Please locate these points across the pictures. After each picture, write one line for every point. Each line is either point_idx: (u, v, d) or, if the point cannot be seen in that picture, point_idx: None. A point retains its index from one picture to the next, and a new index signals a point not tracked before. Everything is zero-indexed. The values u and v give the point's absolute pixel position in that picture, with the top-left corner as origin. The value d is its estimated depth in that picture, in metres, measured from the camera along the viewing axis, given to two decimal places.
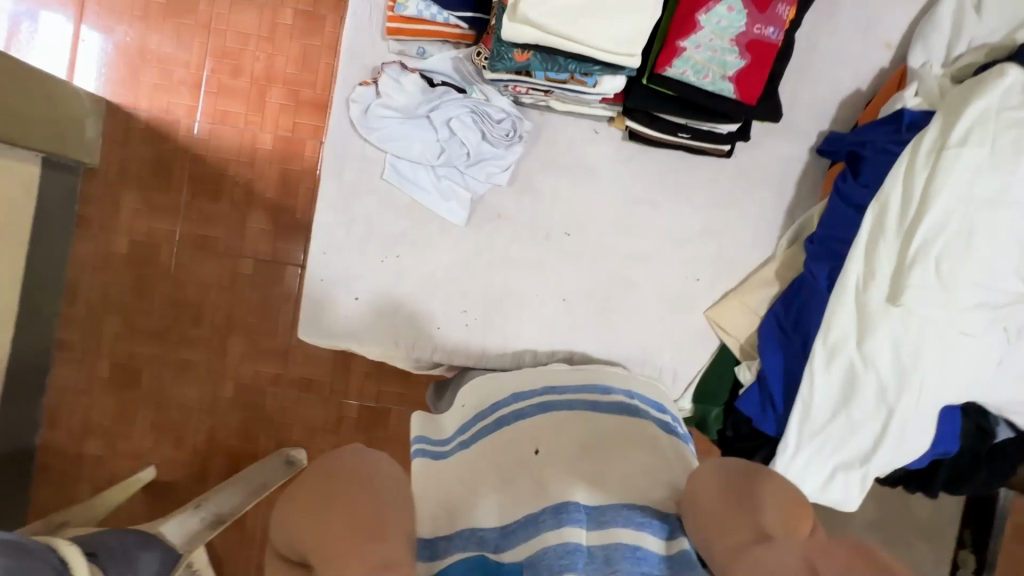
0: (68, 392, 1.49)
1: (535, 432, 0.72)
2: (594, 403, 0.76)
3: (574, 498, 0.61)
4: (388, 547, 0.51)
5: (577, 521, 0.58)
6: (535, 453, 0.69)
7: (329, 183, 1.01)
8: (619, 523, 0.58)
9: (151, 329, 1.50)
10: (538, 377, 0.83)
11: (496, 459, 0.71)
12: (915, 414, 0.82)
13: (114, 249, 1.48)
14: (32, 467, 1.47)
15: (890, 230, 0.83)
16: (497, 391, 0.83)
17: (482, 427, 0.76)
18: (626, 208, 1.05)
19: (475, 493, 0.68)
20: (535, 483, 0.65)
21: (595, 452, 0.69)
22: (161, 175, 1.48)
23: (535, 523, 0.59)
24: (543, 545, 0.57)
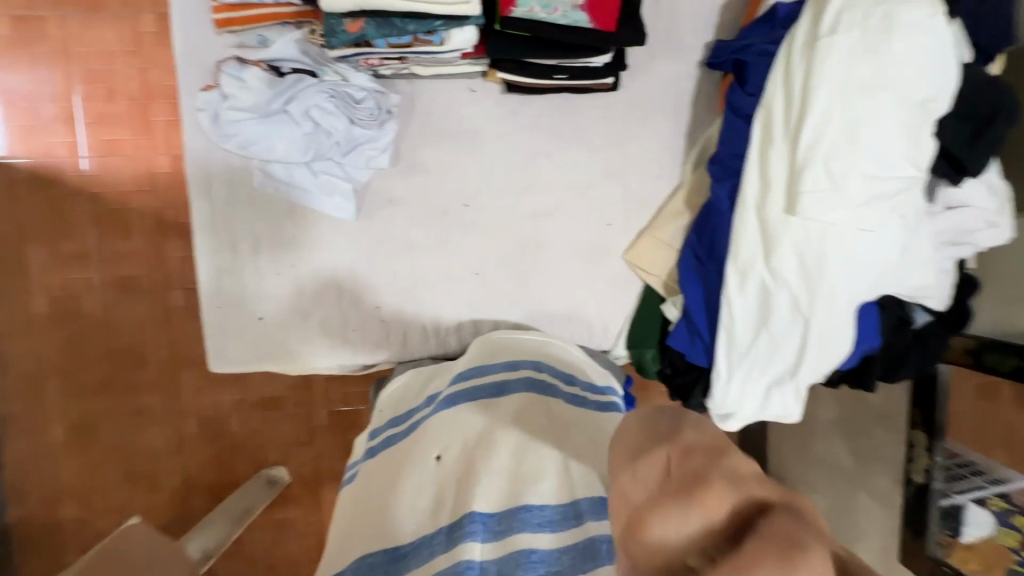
0: (22, 464, 1.43)
1: (434, 432, 0.68)
2: (502, 383, 0.74)
3: (470, 508, 0.58)
4: None
5: (472, 535, 0.56)
6: (436, 459, 0.66)
7: (204, 204, 0.94)
8: (518, 528, 0.57)
9: (91, 384, 1.43)
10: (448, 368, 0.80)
11: (399, 467, 0.67)
12: (832, 321, 0.80)
13: (33, 310, 1.40)
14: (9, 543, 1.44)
15: (778, 137, 0.79)
16: (410, 398, 0.81)
17: (392, 436, 0.74)
18: (525, 165, 1.00)
19: (376, 509, 0.64)
20: (439, 494, 0.63)
21: (495, 440, 0.66)
22: (59, 222, 1.37)
23: (429, 547, 0.58)
24: (434, 571, 0.55)
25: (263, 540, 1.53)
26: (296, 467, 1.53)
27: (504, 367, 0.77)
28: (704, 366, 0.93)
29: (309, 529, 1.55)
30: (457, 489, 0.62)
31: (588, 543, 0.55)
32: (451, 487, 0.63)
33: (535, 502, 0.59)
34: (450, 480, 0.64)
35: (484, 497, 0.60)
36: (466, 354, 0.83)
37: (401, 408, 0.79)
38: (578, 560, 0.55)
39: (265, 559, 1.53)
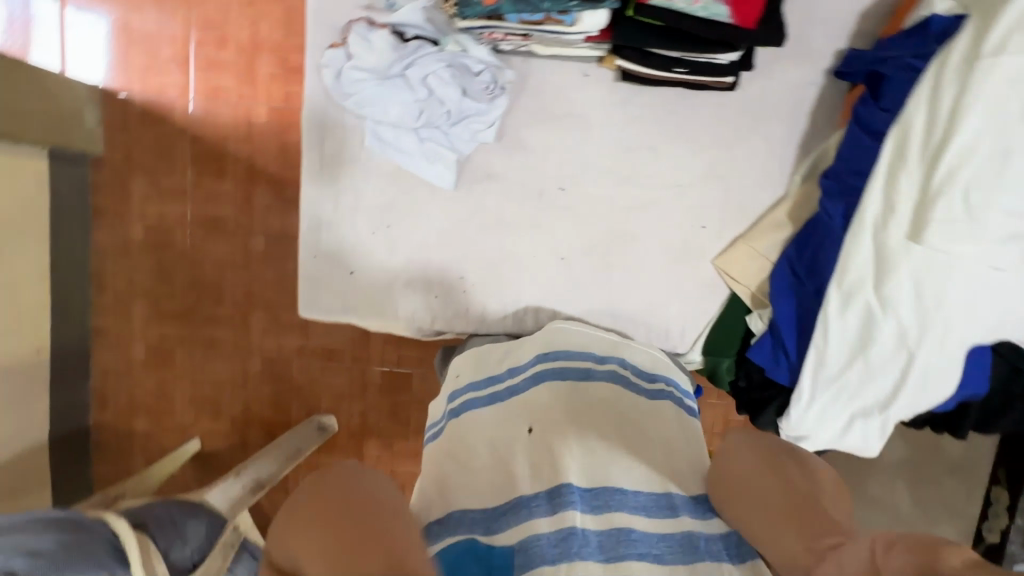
0: (109, 374, 1.57)
1: (526, 406, 0.72)
2: (589, 370, 0.77)
3: (569, 479, 0.61)
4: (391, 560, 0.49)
5: (571, 504, 0.58)
6: (528, 431, 0.69)
7: (312, 157, 0.98)
8: (616, 507, 0.60)
9: (174, 310, 1.54)
10: (532, 344, 0.82)
11: (486, 431, 0.70)
12: (939, 357, 0.77)
13: (131, 236, 1.51)
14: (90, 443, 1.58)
15: (913, 158, 0.74)
16: (490, 363, 0.82)
17: (475, 399, 0.76)
18: (624, 156, 0.98)
19: (464, 468, 0.68)
20: (530, 462, 0.65)
21: (587, 424, 0.69)
22: (164, 158, 1.47)
23: (527, 510, 0.60)
24: (536, 530, 0.57)
25: None
26: (346, 418, 1.60)
27: (591, 357, 0.80)
28: (785, 384, 0.91)
29: None
30: (551, 461, 0.65)
31: (687, 534, 0.58)
32: (543, 458, 0.65)
33: (628, 486, 0.63)
34: (542, 451, 0.66)
35: (579, 473, 0.63)
36: (550, 330, 0.84)
37: (479, 372, 0.81)
38: (679, 550, 0.56)
39: None
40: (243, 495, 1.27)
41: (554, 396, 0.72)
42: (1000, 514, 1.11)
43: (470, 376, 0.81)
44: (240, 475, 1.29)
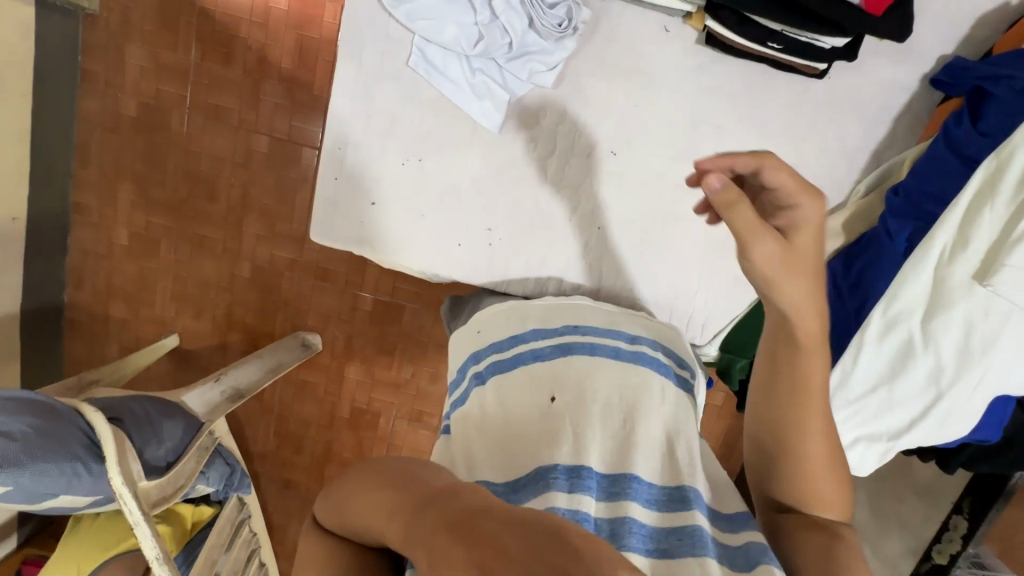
0: (88, 255, 1.48)
1: (552, 378, 0.73)
2: (617, 350, 0.75)
3: (588, 462, 0.64)
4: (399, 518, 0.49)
5: (587, 489, 0.61)
6: (551, 401, 0.71)
7: (347, 66, 0.87)
8: (627, 494, 0.62)
9: (165, 200, 1.44)
10: (561, 313, 0.82)
11: (514, 398, 0.73)
12: (965, 402, 0.76)
13: (122, 109, 1.37)
14: (62, 321, 1.52)
15: (1002, 195, 0.70)
16: (517, 322, 0.82)
17: (499, 362, 0.77)
18: (687, 129, 0.90)
19: (491, 432, 0.71)
20: (551, 431, 0.68)
21: (609, 403, 0.70)
22: (166, 29, 1.32)
23: (546, 480, 0.62)
24: (553, 503, 0.59)
25: (286, 393, 1.61)
26: (331, 340, 1.56)
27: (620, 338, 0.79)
28: None
29: (328, 397, 1.61)
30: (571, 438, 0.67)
31: (693, 529, 0.58)
32: (560, 432, 0.67)
33: (645, 476, 0.65)
34: (564, 420, 0.69)
35: (600, 458, 0.66)
36: (581, 305, 0.83)
37: (502, 332, 0.81)
38: (683, 542, 0.57)
39: (285, 411, 1.62)
40: (222, 401, 1.28)
41: (579, 367, 0.74)
42: (954, 539, 1.17)
43: (496, 334, 0.82)
44: (219, 380, 1.30)
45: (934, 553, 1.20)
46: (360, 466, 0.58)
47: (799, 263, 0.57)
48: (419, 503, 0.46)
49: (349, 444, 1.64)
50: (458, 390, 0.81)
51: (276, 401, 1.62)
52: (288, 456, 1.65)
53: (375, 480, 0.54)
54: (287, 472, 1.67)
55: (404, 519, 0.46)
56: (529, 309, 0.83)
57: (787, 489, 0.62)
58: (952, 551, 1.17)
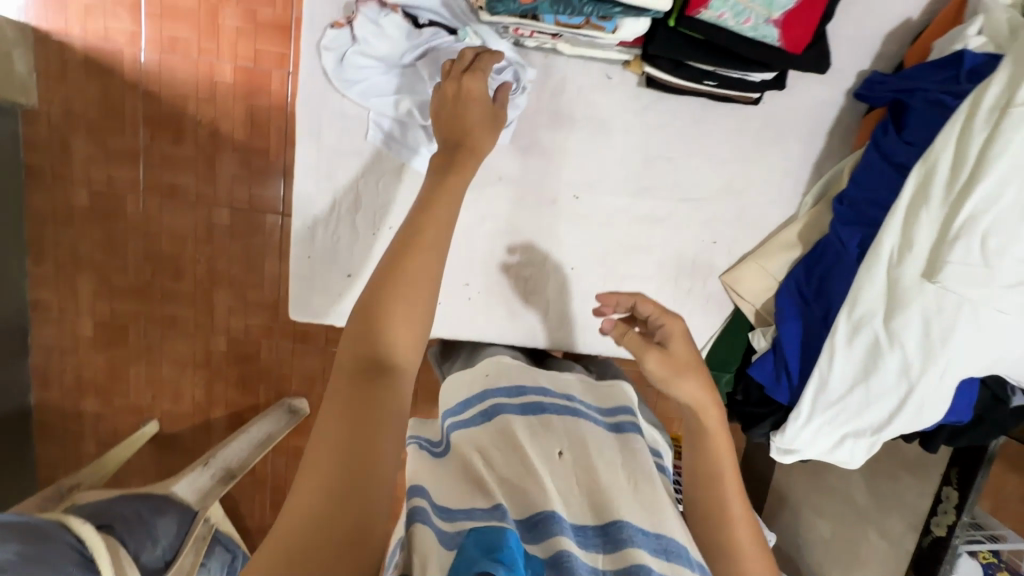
0: (53, 352, 1.43)
1: (562, 433, 0.69)
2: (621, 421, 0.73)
3: (615, 514, 0.59)
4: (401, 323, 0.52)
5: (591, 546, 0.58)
6: (559, 455, 0.67)
7: (306, 144, 0.89)
8: (629, 540, 0.57)
9: (130, 286, 1.41)
10: (561, 380, 0.80)
11: (518, 439, 0.68)
12: (936, 392, 0.80)
13: (74, 201, 1.35)
14: (32, 424, 1.46)
15: (934, 200, 0.75)
16: (527, 374, 0.80)
17: (505, 404, 0.74)
18: (642, 165, 0.95)
19: (498, 471, 0.65)
20: (564, 490, 0.63)
21: (614, 455, 0.67)
22: (111, 115, 1.30)
23: (556, 525, 0.57)
24: (568, 547, 0.54)
25: (279, 463, 1.58)
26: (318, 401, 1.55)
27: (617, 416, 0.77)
28: (783, 403, 0.94)
29: None
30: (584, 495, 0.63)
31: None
32: (571, 491, 0.63)
33: (644, 524, 0.60)
34: (569, 479, 0.64)
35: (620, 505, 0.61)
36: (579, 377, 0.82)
37: (513, 379, 0.79)
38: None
39: (280, 481, 1.59)
40: (214, 485, 1.23)
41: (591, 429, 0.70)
42: (948, 510, 1.22)
43: (502, 381, 0.78)
44: (209, 463, 1.26)
45: (932, 526, 1.25)
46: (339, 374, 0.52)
47: (680, 362, 0.71)
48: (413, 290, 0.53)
49: None
50: (456, 418, 0.76)
51: (270, 473, 1.59)
52: None
53: None
54: None
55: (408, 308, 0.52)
56: (533, 371, 0.81)
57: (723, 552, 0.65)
58: (948, 523, 1.21)
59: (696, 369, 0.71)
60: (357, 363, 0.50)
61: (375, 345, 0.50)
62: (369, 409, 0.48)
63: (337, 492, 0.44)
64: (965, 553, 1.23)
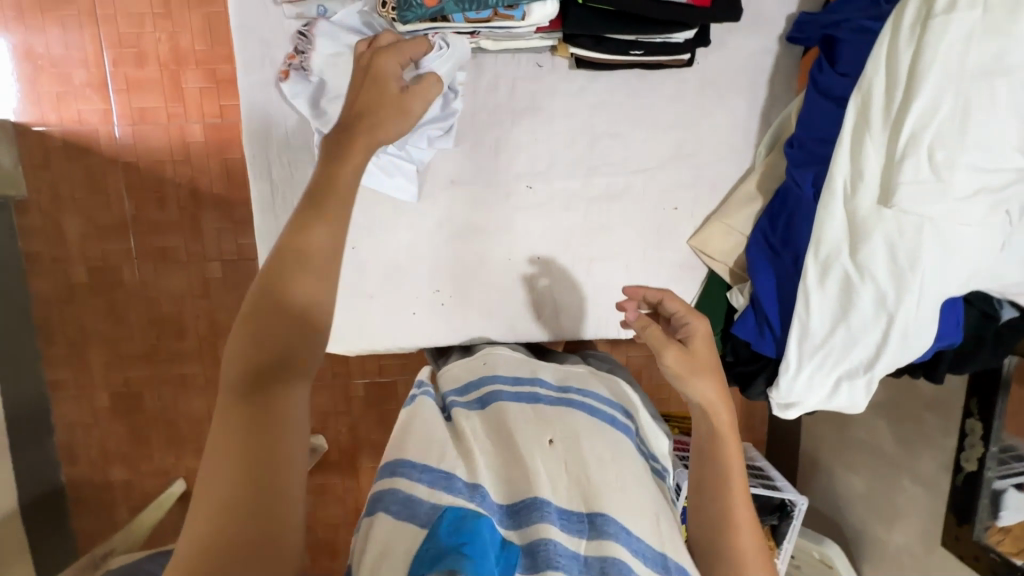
0: (75, 428, 1.46)
1: (555, 421, 0.67)
2: (615, 419, 0.71)
3: (601, 506, 0.58)
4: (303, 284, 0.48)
5: (576, 532, 0.57)
6: (548, 443, 0.64)
7: (262, 182, 0.92)
8: (618, 536, 0.56)
9: (138, 352, 1.45)
10: (563, 373, 0.79)
11: (511, 426, 0.66)
12: (917, 316, 0.78)
13: (74, 279, 1.40)
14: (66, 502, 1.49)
15: (876, 125, 0.74)
16: (525, 368, 0.79)
17: (503, 393, 0.73)
18: (590, 146, 0.96)
19: (486, 457, 0.63)
20: (549, 479, 0.61)
21: (608, 449, 0.65)
22: (96, 192, 1.35)
23: (540, 511, 0.56)
24: (547, 535, 0.54)
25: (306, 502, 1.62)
26: (334, 435, 1.59)
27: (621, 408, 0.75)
28: (772, 356, 0.92)
29: (349, 493, 1.62)
30: (574, 483, 0.61)
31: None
32: (561, 482, 0.61)
33: (633, 527, 0.58)
34: (558, 467, 0.62)
35: (609, 497, 0.60)
36: (581, 370, 0.81)
37: (511, 370, 0.78)
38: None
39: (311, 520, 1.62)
40: None
41: (584, 423, 0.68)
42: (976, 443, 1.17)
43: (504, 370, 0.78)
44: None
45: (963, 462, 1.20)
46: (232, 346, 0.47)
47: (699, 361, 0.68)
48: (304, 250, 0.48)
49: None
50: (458, 398, 0.75)
51: None
52: (325, 564, 1.64)
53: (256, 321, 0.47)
54: None
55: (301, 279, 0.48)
56: (537, 366, 0.81)
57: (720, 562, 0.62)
58: (977, 456, 1.17)
59: (709, 369, 0.68)
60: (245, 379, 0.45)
61: (266, 358, 0.46)
62: (264, 427, 0.45)
63: (233, 520, 0.42)
64: (1011, 488, 1.15)
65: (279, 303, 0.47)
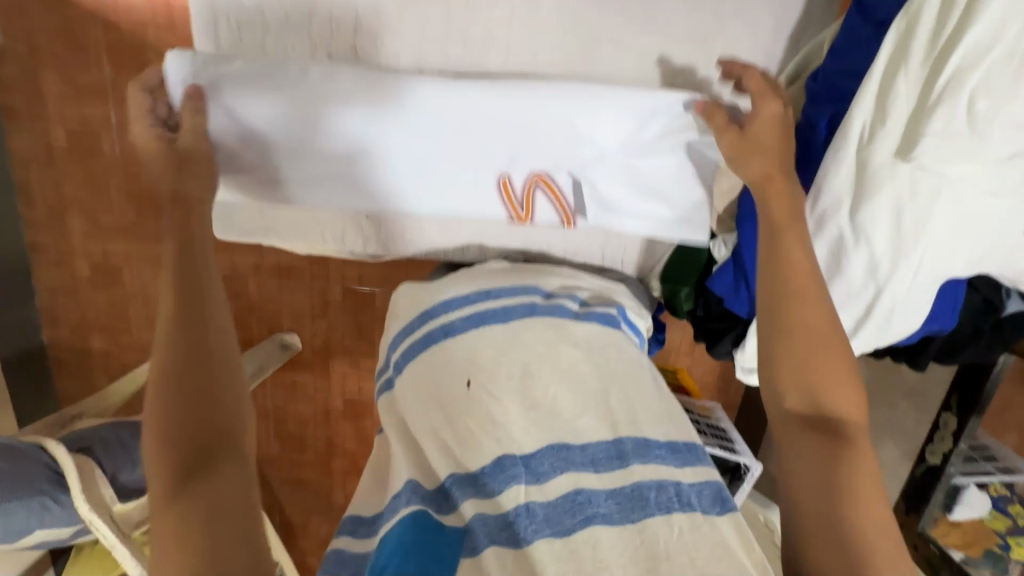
0: (56, 293, 1.41)
1: (466, 356, 0.68)
2: (532, 308, 0.73)
3: (511, 450, 0.60)
4: (215, 366, 0.55)
5: (517, 479, 0.58)
6: (467, 387, 0.65)
7: (208, 48, 0.85)
8: (559, 471, 0.59)
9: (117, 226, 1.35)
10: (473, 283, 0.79)
11: (423, 377, 0.68)
12: (908, 292, 0.69)
13: (52, 141, 1.26)
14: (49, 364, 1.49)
15: (914, 59, 0.61)
16: (432, 294, 0.78)
17: (412, 345, 0.73)
18: (589, 50, 0.84)
19: (397, 433, 0.67)
20: (470, 427, 0.62)
21: (515, 358, 0.68)
22: (73, 48, 1.17)
23: (478, 484, 0.59)
24: (482, 510, 0.57)
25: (278, 397, 1.64)
26: (311, 336, 1.57)
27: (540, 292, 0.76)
28: (744, 316, 0.86)
29: (319, 393, 1.64)
30: (479, 419, 0.62)
31: (636, 488, 0.58)
32: (476, 418, 0.63)
33: (574, 441, 0.61)
34: (479, 402, 0.64)
35: (517, 441, 0.61)
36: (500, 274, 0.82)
37: (421, 307, 0.78)
38: (627, 507, 0.57)
39: (282, 414, 1.65)
40: None
41: (499, 333, 0.70)
42: (946, 437, 1.10)
43: (405, 322, 0.78)
44: None
45: (926, 454, 1.13)
46: (169, 458, 0.50)
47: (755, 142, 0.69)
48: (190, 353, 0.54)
49: (350, 436, 1.68)
50: (384, 378, 0.75)
51: (271, 406, 1.65)
52: (294, 456, 1.70)
53: (188, 433, 0.51)
54: (297, 472, 1.72)
55: (188, 377, 0.53)
56: (445, 287, 0.79)
57: (787, 386, 0.60)
58: (943, 451, 1.10)
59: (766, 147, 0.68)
60: (175, 475, 0.49)
61: (207, 451, 0.51)
62: (213, 506, 0.49)
63: None
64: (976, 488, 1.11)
65: (194, 396, 0.52)
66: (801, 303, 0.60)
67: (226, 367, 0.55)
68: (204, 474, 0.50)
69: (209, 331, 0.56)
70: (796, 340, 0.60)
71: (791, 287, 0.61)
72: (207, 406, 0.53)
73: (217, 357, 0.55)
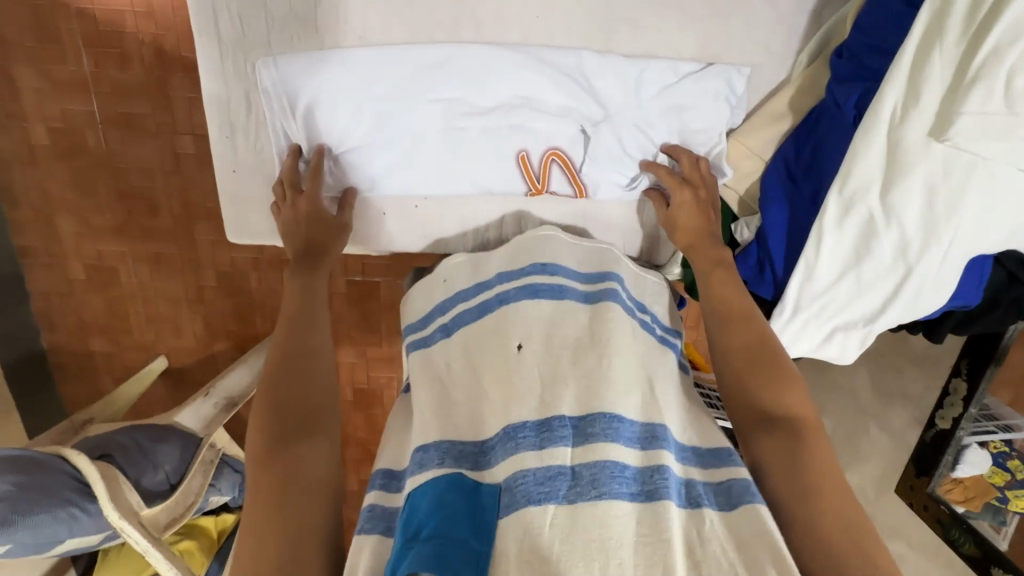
0: (51, 298, 1.37)
1: (520, 327, 0.70)
2: (585, 292, 0.75)
3: (559, 411, 0.62)
4: (310, 365, 0.71)
5: (563, 441, 0.59)
6: (517, 348, 0.68)
7: (207, 41, 0.81)
8: (603, 436, 0.59)
9: (107, 225, 1.31)
10: (527, 251, 0.79)
11: (475, 350, 0.71)
12: (938, 271, 0.69)
13: (33, 140, 1.22)
14: (48, 370, 1.44)
15: (950, 35, 0.60)
16: (481, 267, 0.81)
17: (463, 312, 0.76)
18: (605, 30, 0.81)
19: (440, 402, 0.68)
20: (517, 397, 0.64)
21: (572, 335, 0.70)
22: (49, 40, 1.13)
23: (513, 441, 0.60)
24: (523, 466, 0.58)
25: None
26: None
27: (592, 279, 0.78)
28: (768, 299, 0.85)
29: None
30: (540, 376, 0.66)
31: (661, 468, 0.58)
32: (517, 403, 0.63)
33: (625, 415, 0.62)
34: (532, 369, 0.66)
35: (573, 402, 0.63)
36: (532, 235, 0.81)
37: (470, 280, 0.80)
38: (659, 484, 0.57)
39: None
40: (217, 414, 1.28)
41: (551, 310, 0.72)
42: (956, 403, 1.11)
43: (450, 293, 0.80)
44: (210, 394, 1.30)
45: (936, 420, 1.14)
46: (267, 428, 0.65)
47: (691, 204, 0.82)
48: (295, 351, 0.71)
49: (360, 425, 1.67)
50: (416, 336, 0.78)
51: None
52: None
53: (286, 409, 0.66)
54: None
55: (291, 368, 0.70)
56: (496, 255, 0.81)
57: (753, 400, 0.66)
58: (954, 417, 1.11)
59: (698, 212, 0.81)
60: (268, 441, 0.64)
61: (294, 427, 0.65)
62: (287, 474, 0.61)
63: (264, 546, 0.56)
64: (974, 445, 1.09)
65: (293, 381, 0.68)
66: (740, 324, 0.71)
67: (321, 365, 0.72)
68: (287, 446, 0.63)
69: (313, 336, 0.73)
70: (741, 352, 0.69)
71: (733, 305, 0.73)
72: (301, 391, 0.68)
73: (314, 359, 0.71)
